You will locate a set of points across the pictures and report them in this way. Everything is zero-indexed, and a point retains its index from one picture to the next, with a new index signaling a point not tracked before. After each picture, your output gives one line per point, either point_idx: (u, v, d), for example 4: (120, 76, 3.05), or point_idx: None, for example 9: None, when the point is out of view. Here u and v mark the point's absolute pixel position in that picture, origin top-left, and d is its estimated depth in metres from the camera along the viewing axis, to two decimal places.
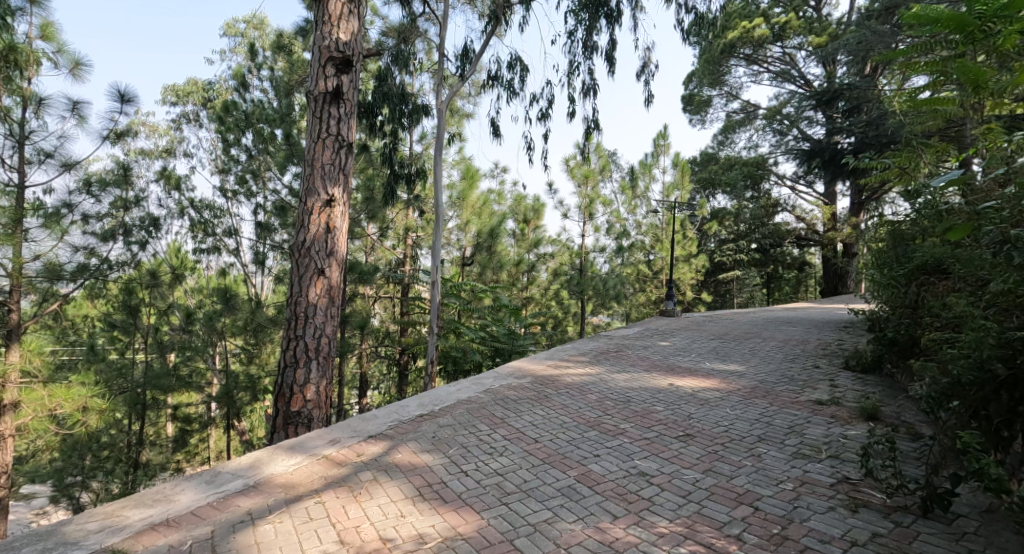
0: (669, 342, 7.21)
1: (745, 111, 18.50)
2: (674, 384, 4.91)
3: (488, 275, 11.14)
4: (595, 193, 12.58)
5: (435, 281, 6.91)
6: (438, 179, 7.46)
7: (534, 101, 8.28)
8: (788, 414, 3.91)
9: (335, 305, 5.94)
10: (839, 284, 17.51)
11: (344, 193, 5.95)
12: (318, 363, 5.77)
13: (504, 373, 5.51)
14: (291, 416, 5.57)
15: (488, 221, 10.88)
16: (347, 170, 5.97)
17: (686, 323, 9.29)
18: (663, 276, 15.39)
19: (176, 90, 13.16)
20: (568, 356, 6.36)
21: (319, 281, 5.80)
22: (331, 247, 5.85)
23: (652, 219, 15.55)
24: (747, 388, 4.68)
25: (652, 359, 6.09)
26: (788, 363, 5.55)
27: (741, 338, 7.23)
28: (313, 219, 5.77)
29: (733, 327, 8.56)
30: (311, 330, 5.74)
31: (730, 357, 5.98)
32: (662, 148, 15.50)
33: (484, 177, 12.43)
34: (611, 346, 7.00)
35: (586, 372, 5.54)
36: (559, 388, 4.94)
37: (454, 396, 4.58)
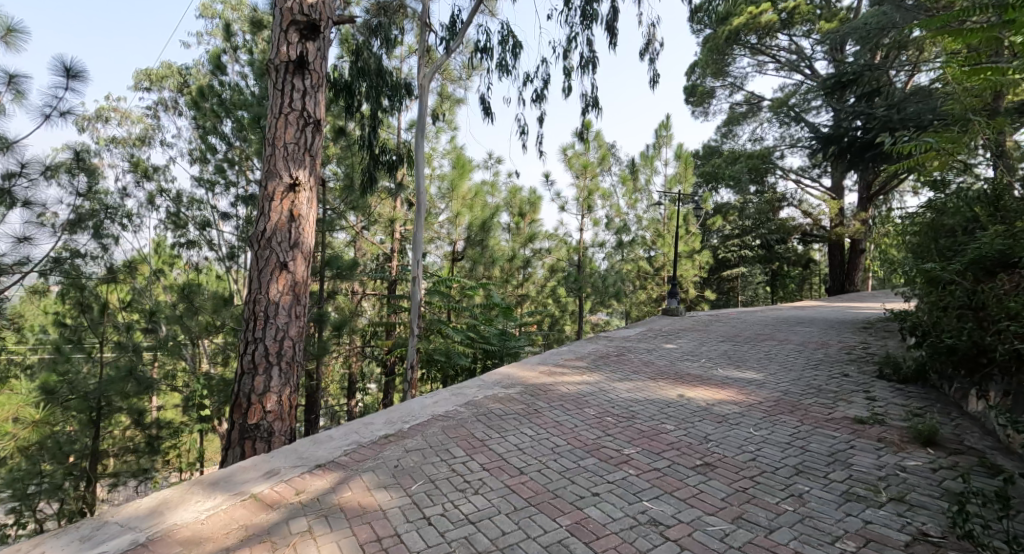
0: (675, 344, 6.57)
1: (748, 103, 17.86)
2: (684, 396, 4.27)
3: (479, 271, 10.48)
4: (594, 185, 11.91)
5: (417, 277, 6.22)
6: (420, 163, 6.69)
7: (528, 81, 7.59)
8: (826, 437, 3.26)
9: (302, 304, 5.31)
10: (845, 281, 16.75)
11: (311, 177, 5.29)
12: (280, 369, 5.12)
13: (491, 380, 4.86)
14: (246, 429, 4.92)
15: (481, 213, 10.23)
16: (315, 153, 5.32)
17: (691, 324, 8.63)
18: (665, 272, 14.75)
19: (150, 75, 12.52)
20: (564, 360, 5.72)
21: (282, 277, 5.16)
22: (296, 238, 5.22)
23: (653, 213, 14.86)
24: (770, 401, 4.04)
25: (657, 364, 5.44)
26: (813, 370, 4.90)
27: (755, 341, 6.58)
28: (275, 206, 5.13)
29: (745, 328, 7.90)
30: (272, 331, 5.10)
31: (745, 363, 5.32)
32: (664, 139, 14.82)
33: (477, 168, 11.78)
34: (611, 349, 6.35)
35: (583, 380, 4.89)
36: (552, 400, 4.29)
37: (429, 411, 3.93)
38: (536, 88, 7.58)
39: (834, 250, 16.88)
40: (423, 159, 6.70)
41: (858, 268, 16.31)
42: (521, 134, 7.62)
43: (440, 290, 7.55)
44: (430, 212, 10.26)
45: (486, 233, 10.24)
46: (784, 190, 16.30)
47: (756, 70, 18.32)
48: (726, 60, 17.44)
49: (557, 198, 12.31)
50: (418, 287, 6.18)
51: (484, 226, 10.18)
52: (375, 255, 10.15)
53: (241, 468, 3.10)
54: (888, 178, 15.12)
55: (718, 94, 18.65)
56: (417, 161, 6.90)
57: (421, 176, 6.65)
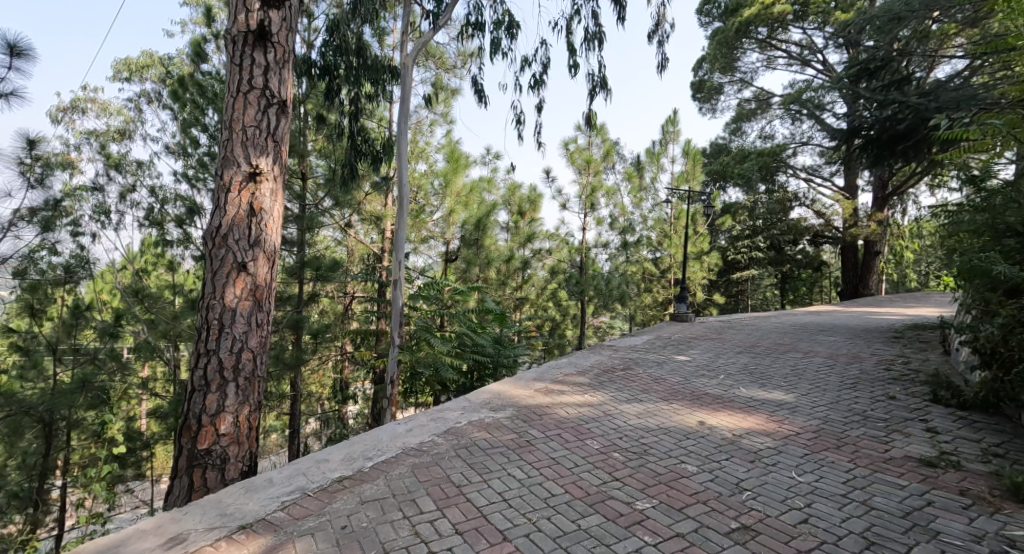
0: (687, 356, 5.89)
1: (758, 99, 17.19)
2: (705, 423, 3.61)
3: (473, 273, 9.80)
4: (598, 181, 11.22)
5: (398, 280, 5.54)
6: (402, 155, 6.01)
7: (526, 66, 6.93)
8: (887, 498, 2.71)
9: (264, 311, 4.68)
10: (858, 284, 16.01)
11: (274, 165, 4.63)
12: (238, 386, 4.48)
13: (478, 401, 4.21)
14: (195, 456, 4.28)
15: (477, 209, 9.62)
16: (280, 139, 4.66)
17: (702, 332, 7.97)
18: (671, 275, 14.04)
19: (131, 65, 12.01)
20: (563, 376, 5.05)
21: (239, 280, 4.51)
22: (257, 235, 4.57)
23: (658, 211, 14.17)
24: (808, 432, 3.39)
25: (669, 381, 4.76)
26: (851, 390, 4.24)
27: (777, 352, 5.91)
28: (232, 198, 4.48)
29: (762, 337, 7.22)
30: (227, 342, 4.46)
31: (771, 380, 4.65)
32: (671, 134, 14.13)
33: (474, 164, 11.13)
34: (616, 362, 5.69)
35: (585, 400, 4.23)
36: (549, 426, 3.64)
37: (398, 444, 3.31)
38: (534, 73, 6.91)
39: (846, 250, 16.17)
40: (404, 151, 6.02)
41: (873, 271, 15.59)
42: (519, 123, 6.95)
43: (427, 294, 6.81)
44: (423, 209, 9.57)
45: (481, 231, 9.66)
46: (795, 189, 15.62)
47: (766, 66, 17.62)
48: (735, 54, 16.77)
49: (557, 195, 11.62)
50: (400, 291, 5.53)
51: (479, 224, 9.59)
52: (363, 255, 9.47)
53: (138, 531, 2.54)
54: (905, 177, 14.42)
55: (726, 91, 17.91)
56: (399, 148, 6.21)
57: (403, 168, 5.97)
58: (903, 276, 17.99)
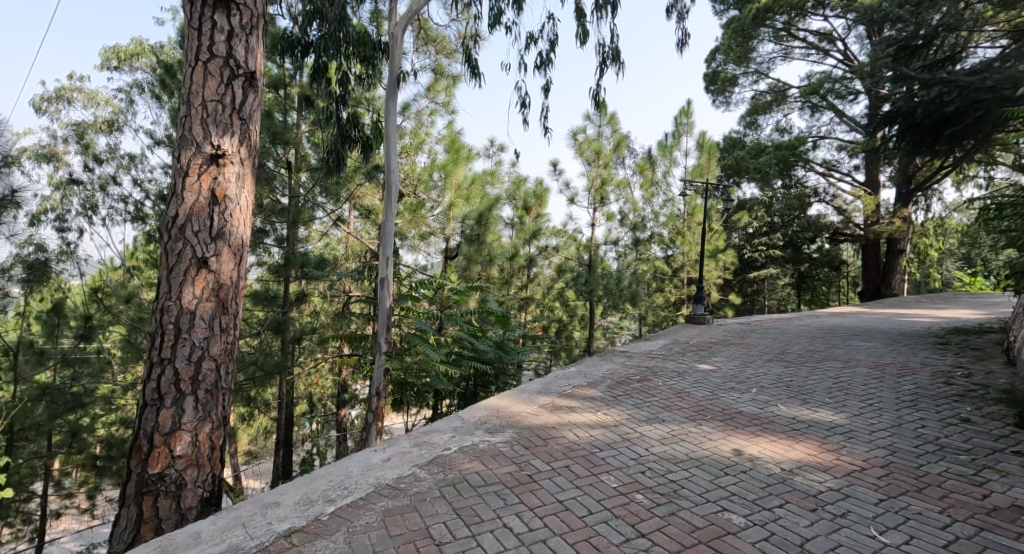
0: (711, 364, 5.24)
1: (774, 91, 16.49)
2: (744, 452, 2.98)
3: (475, 272, 9.17)
4: (608, 173, 10.55)
5: (386, 278, 4.96)
6: (390, 140, 5.40)
7: (531, 43, 6.31)
8: None
9: (229, 312, 4.10)
10: (880, 284, 15.30)
11: (241, 147, 4.05)
12: (197, 401, 3.91)
13: (472, 421, 3.61)
14: (144, 483, 3.71)
15: (479, 204, 9.01)
16: (248, 117, 4.07)
17: (723, 335, 7.32)
18: (684, 274, 13.39)
19: (119, 53, 11.56)
20: (572, 389, 4.42)
21: (199, 278, 3.93)
22: (220, 226, 3.99)
23: (670, 207, 13.50)
24: (876, 468, 2.77)
25: (694, 396, 4.12)
26: (913, 409, 3.59)
27: (813, 360, 5.25)
28: (190, 184, 3.89)
29: (790, 341, 6.57)
30: (185, 350, 3.88)
31: (813, 395, 4.01)
32: (684, 126, 13.45)
33: (477, 156, 10.56)
34: (631, 371, 5.05)
35: (598, 420, 3.61)
36: (555, 454, 3.03)
37: (369, 481, 2.73)
38: (539, 51, 6.28)
39: (867, 249, 15.45)
40: (393, 136, 5.41)
41: (896, 271, 14.88)
42: (523, 107, 6.32)
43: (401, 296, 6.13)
44: (421, 204, 8.97)
45: (483, 227, 8.97)
46: (814, 185, 14.89)
47: (783, 56, 16.86)
48: (752, 43, 16.00)
49: (565, 189, 10.97)
50: (387, 291, 4.95)
51: (480, 220, 8.87)
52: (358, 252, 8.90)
53: None
54: (931, 171, 13.66)
55: (740, 83, 17.09)
56: (388, 129, 5.58)
57: (391, 155, 5.36)
58: (927, 275, 17.25)
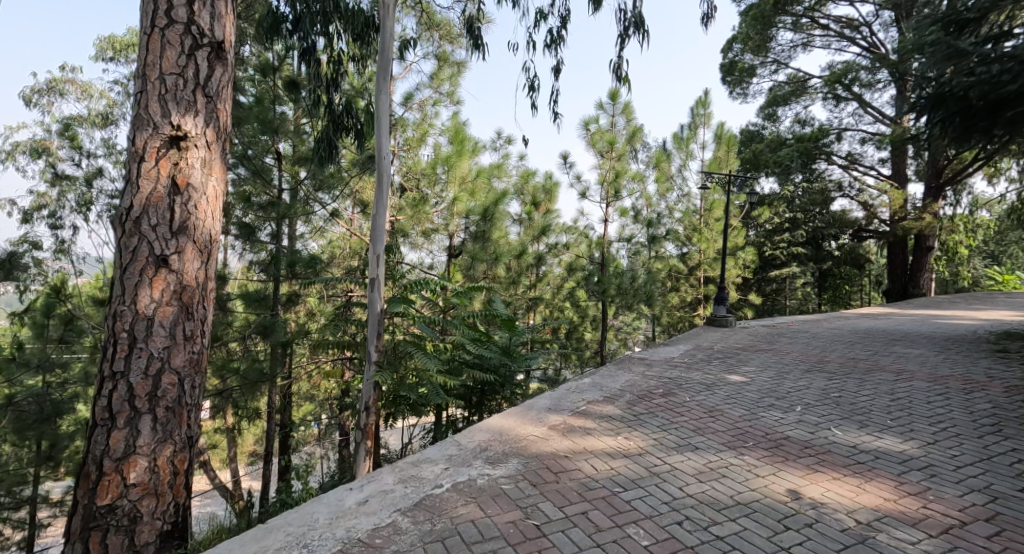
0: (743, 376, 4.66)
1: (794, 82, 15.77)
2: (803, 495, 2.43)
3: (480, 272, 8.61)
4: (622, 166, 9.94)
5: (378, 279, 4.42)
6: (381, 125, 4.87)
7: (541, 20, 5.74)
8: None
9: (194, 319, 3.59)
10: (907, 283, 14.56)
11: (206, 128, 3.53)
12: (156, 420, 3.41)
13: (469, 447, 3.08)
14: (92, 517, 3.23)
15: (484, 198, 8.46)
16: (215, 94, 3.55)
17: (750, 340, 6.71)
18: (700, 273, 12.75)
19: (113, 43, 11.13)
20: (587, 406, 3.86)
21: (157, 279, 3.42)
22: (182, 218, 3.48)
23: (686, 203, 12.88)
24: (978, 524, 2.21)
25: (729, 415, 3.55)
26: (999, 437, 3.00)
27: (858, 370, 4.64)
28: (147, 171, 3.37)
29: (826, 347, 5.95)
30: (140, 363, 3.38)
31: (871, 416, 3.42)
32: (701, 117, 12.80)
33: (483, 149, 10.04)
34: (652, 384, 4.48)
35: (618, 447, 3.07)
36: (569, 496, 2.50)
37: (335, 535, 2.22)
38: (550, 28, 5.71)
39: (894, 246, 14.71)
40: (384, 120, 4.89)
41: (925, 269, 14.12)
42: (531, 89, 5.73)
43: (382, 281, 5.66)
44: (423, 201, 8.44)
45: (489, 223, 8.45)
46: (837, 179, 14.17)
47: (803, 45, 16.12)
48: (771, 31, 15.28)
49: (576, 183, 10.41)
50: (378, 293, 4.42)
51: (486, 215, 8.34)
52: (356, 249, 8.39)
53: None
54: (963, 162, 12.90)
55: (758, 73, 16.33)
56: (381, 111, 5.02)
57: (383, 140, 4.84)
58: (956, 273, 16.45)
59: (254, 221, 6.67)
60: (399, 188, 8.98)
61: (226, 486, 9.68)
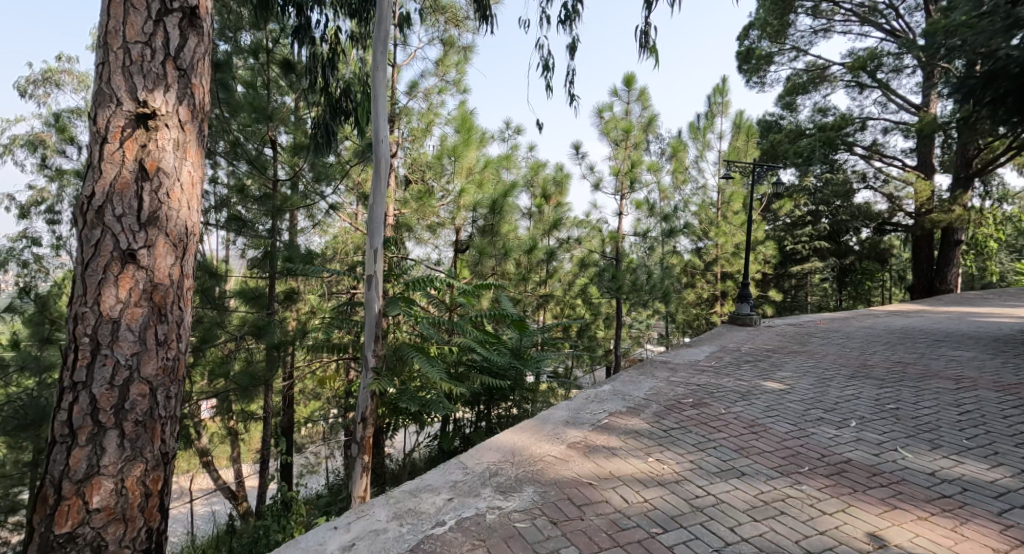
0: (780, 382, 4.21)
1: (814, 70, 15.15)
2: (888, 543, 2.01)
3: (488, 268, 8.17)
4: (638, 156, 9.45)
5: (376, 276, 4.00)
6: (378, 105, 4.44)
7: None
8: None
9: (168, 321, 3.20)
10: (933, 278, 13.97)
11: (178, 106, 3.12)
12: (123, 436, 3.02)
13: (477, 473, 2.66)
14: (48, 548, 2.83)
15: (493, 190, 8.03)
16: (189, 68, 3.14)
17: (779, 340, 6.25)
18: (717, 268, 12.24)
19: None
20: (609, 420, 3.44)
21: (123, 277, 3.02)
22: (152, 208, 3.07)
23: (702, 195, 12.36)
24: None
25: (774, 431, 3.12)
26: None
27: (908, 377, 4.17)
28: (110, 154, 2.96)
29: (864, 350, 5.48)
30: (104, 372, 2.98)
31: (942, 434, 2.97)
32: (718, 106, 12.26)
33: (491, 140, 9.61)
34: (680, 392, 4.04)
35: (651, 472, 2.64)
36: (600, 540, 2.08)
37: None
38: (565, 2, 5.24)
39: (918, 241, 14.12)
40: (381, 99, 4.47)
41: (953, 264, 13.51)
42: (545, 69, 5.27)
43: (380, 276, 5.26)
44: (428, 193, 8.01)
45: (498, 216, 8.03)
46: (861, 170, 13.59)
47: (824, 31, 15.49)
48: (790, 16, 14.66)
49: (589, 174, 9.95)
50: (375, 292, 3.99)
51: (495, 208, 7.94)
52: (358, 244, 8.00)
53: None
54: (995, 152, 12.29)
55: (777, 61, 15.68)
56: (381, 90, 4.58)
57: (380, 123, 4.40)
58: (983, 268, 15.83)
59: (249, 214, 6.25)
60: (405, 181, 8.57)
61: (227, 490, 9.38)
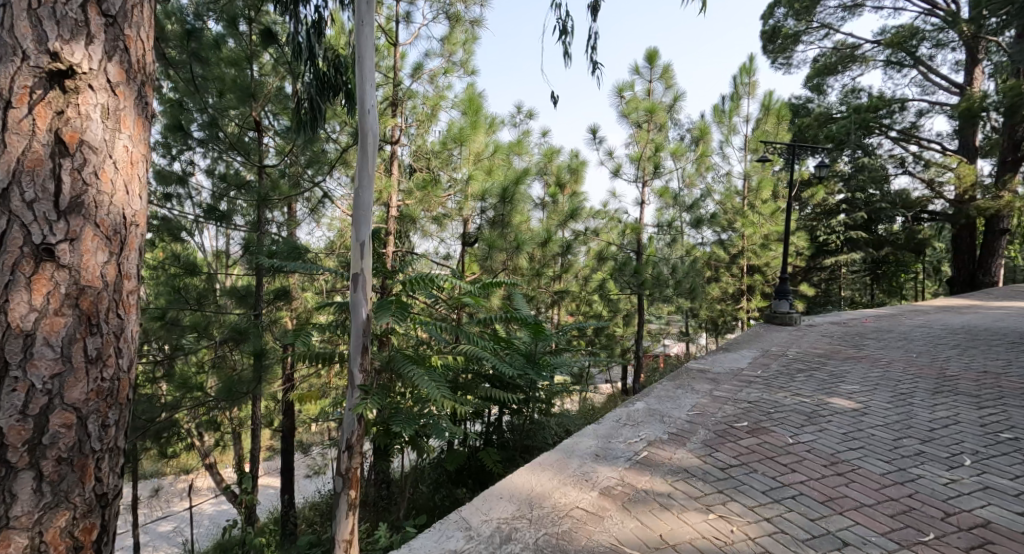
0: (850, 399, 3.52)
1: (845, 48, 14.20)
2: None
3: (498, 262, 7.51)
4: (661, 138, 8.70)
5: (363, 275, 3.36)
6: (362, 67, 3.57)
7: None
8: None
9: (101, 332, 2.59)
10: (976, 270, 13.03)
11: (106, 63, 2.51)
12: (41, 477, 2.40)
13: (484, 539, 2.04)
14: None
15: (503, 177, 7.34)
16: (119, 15, 2.55)
17: (830, 343, 5.52)
18: (743, 261, 11.46)
19: None
20: (649, 452, 2.79)
21: (39, 278, 2.38)
22: (75, 192, 2.45)
23: (727, 182, 11.56)
24: None
25: (867, 474, 2.44)
26: None
27: (1009, 393, 3.45)
28: (16, 121, 2.30)
29: (934, 354, 4.76)
30: (14, 400, 2.33)
31: None
32: (745, 87, 11.43)
33: (502, 124, 8.92)
34: (729, 412, 3.38)
35: (715, 537, 1.99)
36: None
37: None
38: None
39: (959, 230, 13.14)
40: (367, 61, 3.57)
41: (998, 254, 12.55)
42: (563, 31, 4.55)
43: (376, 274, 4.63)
44: (434, 182, 7.34)
45: (509, 206, 7.38)
46: (898, 155, 12.68)
47: (856, 7, 14.50)
48: None
49: (607, 160, 9.23)
50: (363, 293, 3.36)
51: (505, 197, 7.28)
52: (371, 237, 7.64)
53: None
54: None
55: (804, 40, 14.74)
56: (364, 44, 3.59)
57: (365, 89, 3.58)
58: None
59: (246, 202, 5.89)
60: (409, 171, 7.76)
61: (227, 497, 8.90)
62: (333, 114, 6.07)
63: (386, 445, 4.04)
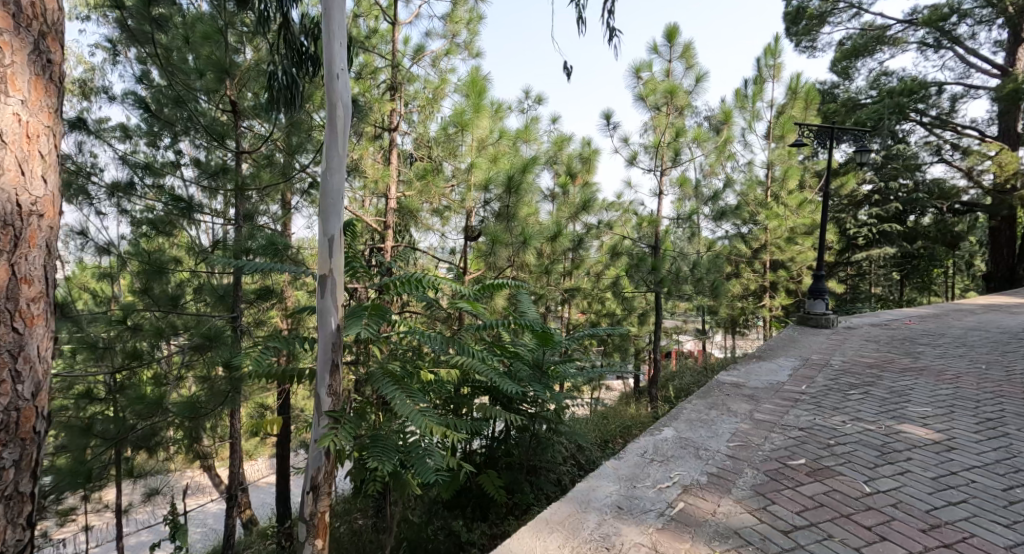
0: (926, 427, 3.00)
1: (875, 29, 13.34)
2: None
3: (503, 257, 6.81)
4: (680, 123, 8.04)
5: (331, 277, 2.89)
6: (331, 25, 2.98)
7: None
8: None
9: None
10: (1016, 265, 12.22)
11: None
12: None
13: None
14: None
15: (509, 165, 6.59)
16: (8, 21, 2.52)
17: (877, 350, 4.94)
18: (767, 256, 10.75)
19: None
20: (685, 504, 2.35)
21: None
22: None
23: (749, 172, 10.84)
24: None
25: None
26: None
27: None
28: None
29: (1005, 365, 4.17)
30: None
31: None
32: (769, 69, 10.70)
33: (509, 109, 8.30)
34: (782, 444, 2.89)
35: None
36: None
37: None
38: None
39: (998, 222, 12.30)
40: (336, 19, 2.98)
41: None
42: None
43: (353, 271, 3.83)
44: (433, 171, 6.72)
45: (515, 197, 6.58)
46: (932, 143, 11.90)
47: None
48: None
49: (622, 148, 8.57)
50: (331, 299, 2.91)
51: (510, 187, 6.44)
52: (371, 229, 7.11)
53: None
54: None
55: (831, 21, 13.88)
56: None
57: (334, 50, 3.02)
58: None
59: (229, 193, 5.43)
60: (410, 157, 7.38)
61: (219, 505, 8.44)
62: (317, 96, 5.50)
63: (366, 477, 3.48)
